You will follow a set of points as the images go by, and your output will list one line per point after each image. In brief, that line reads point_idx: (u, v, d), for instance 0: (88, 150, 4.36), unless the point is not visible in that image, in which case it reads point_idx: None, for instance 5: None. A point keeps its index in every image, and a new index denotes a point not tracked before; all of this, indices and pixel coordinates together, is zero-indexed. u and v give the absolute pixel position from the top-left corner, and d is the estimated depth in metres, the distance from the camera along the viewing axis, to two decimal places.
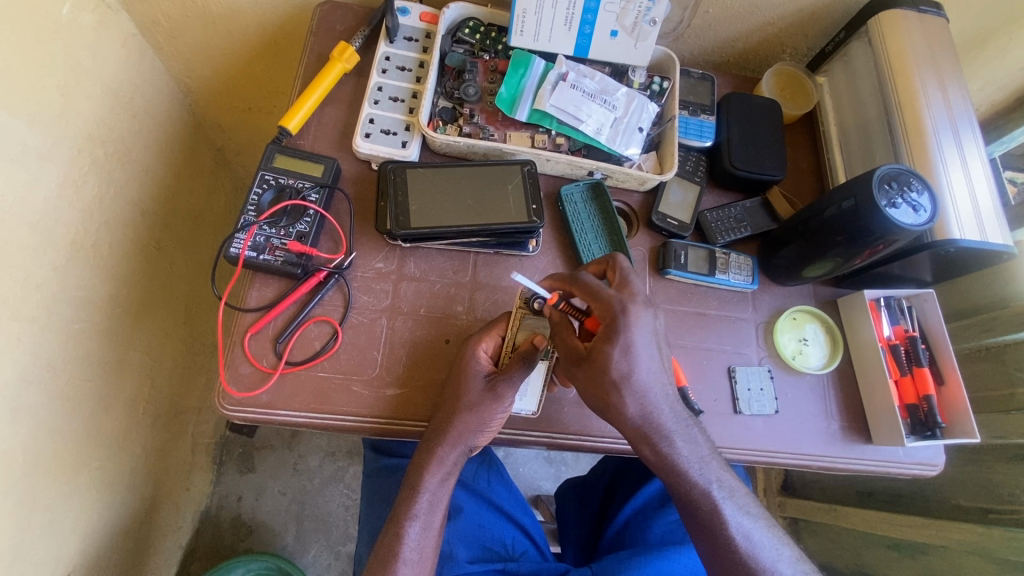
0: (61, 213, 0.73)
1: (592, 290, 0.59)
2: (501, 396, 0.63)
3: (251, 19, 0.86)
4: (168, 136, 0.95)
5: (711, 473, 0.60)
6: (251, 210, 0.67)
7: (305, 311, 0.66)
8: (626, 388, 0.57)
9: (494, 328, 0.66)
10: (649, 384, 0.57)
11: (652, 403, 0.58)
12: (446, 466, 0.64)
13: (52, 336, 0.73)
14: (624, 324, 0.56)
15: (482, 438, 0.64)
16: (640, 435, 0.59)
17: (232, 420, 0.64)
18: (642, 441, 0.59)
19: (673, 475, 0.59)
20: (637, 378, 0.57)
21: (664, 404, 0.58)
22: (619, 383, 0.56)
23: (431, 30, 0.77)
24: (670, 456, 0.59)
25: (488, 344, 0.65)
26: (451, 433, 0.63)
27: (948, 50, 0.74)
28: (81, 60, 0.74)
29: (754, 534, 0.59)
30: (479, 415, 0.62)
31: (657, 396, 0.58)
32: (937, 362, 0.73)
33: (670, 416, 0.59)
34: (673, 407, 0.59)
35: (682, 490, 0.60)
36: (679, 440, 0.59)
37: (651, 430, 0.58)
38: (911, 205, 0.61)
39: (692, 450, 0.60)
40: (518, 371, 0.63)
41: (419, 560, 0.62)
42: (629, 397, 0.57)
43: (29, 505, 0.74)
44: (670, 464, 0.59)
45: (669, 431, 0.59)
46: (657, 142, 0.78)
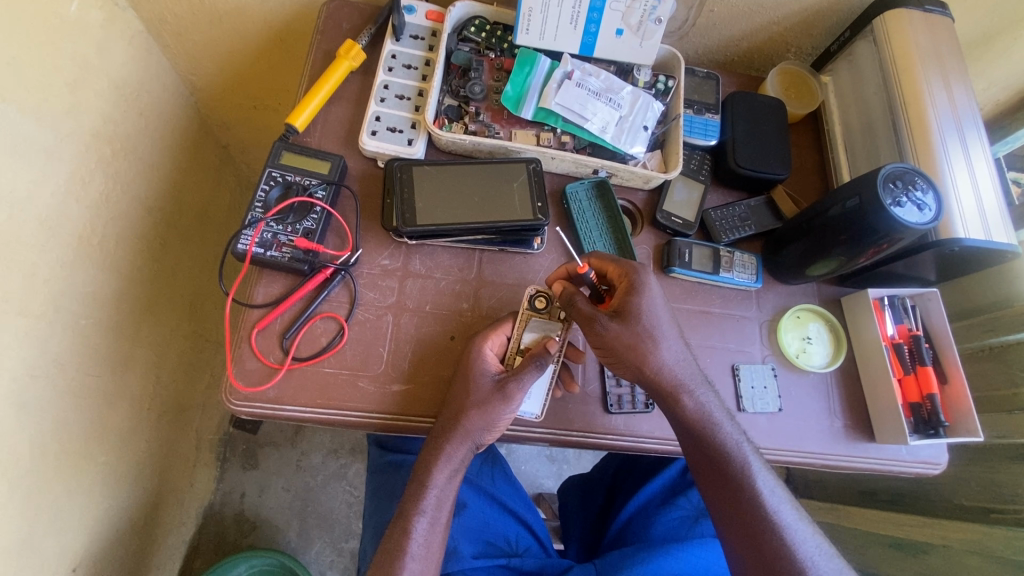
0: (68, 210, 0.74)
1: (609, 257, 0.65)
2: (510, 397, 0.62)
3: (257, 17, 0.86)
4: (174, 133, 0.95)
5: (731, 432, 0.61)
6: (258, 207, 0.68)
7: (312, 307, 0.67)
8: (657, 339, 0.60)
9: (500, 327, 0.66)
10: (663, 343, 0.61)
11: (672, 359, 0.61)
12: (454, 461, 0.63)
13: (59, 331, 0.74)
14: (641, 276, 0.62)
15: (489, 435, 0.64)
16: (660, 389, 0.61)
17: (239, 416, 0.64)
18: (674, 396, 0.61)
19: (690, 432, 0.61)
20: (654, 333, 0.60)
21: (678, 363, 0.61)
22: (649, 328, 0.60)
23: (437, 29, 0.78)
24: (690, 411, 0.61)
25: (494, 343, 0.66)
26: (455, 428, 0.62)
27: (953, 50, 0.74)
28: (87, 57, 0.74)
29: (773, 495, 0.60)
30: (489, 414, 0.62)
31: (676, 353, 0.61)
32: (940, 361, 0.74)
33: (686, 374, 0.61)
34: (689, 366, 0.62)
35: (703, 449, 0.61)
36: (702, 394, 0.61)
37: (670, 384, 0.60)
38: (916, 204, 0.61)
39: (712, 407, 0.61)
40: (529, 371, 0.63)
41: (425, 556, 0.62)
42: (660, 347, 0.60)
43: (36, 499, 0.74)
44: (687, 420, 0.61)
45: (688, 385, 0.61)
46: (662, 140, 0.78)
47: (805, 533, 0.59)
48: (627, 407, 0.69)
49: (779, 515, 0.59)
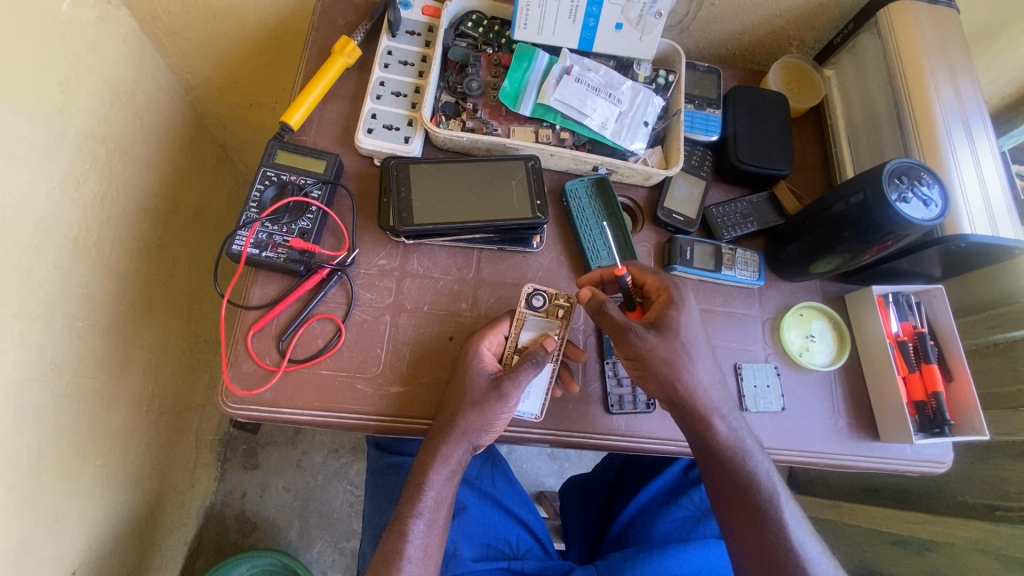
0: (63, 211, 0.73)
1: (648, 269, 0.66)
2: (505, 396, 0.61)
3: (251, 13, 0.85)
4: (170, 132, 0.95)
5: (762, 462, 0.62)
6: (253, 207, 0.67)
7: (308, 309, 0.66)
8: (692, 363, 0.61)
9: (498, 326, 0.66)
10: (700, 364, 0.61)
11: (706, 381, 0.61)
12: (451, 464, 0.62)
13: (55, 334, 0.73)
14: (680, 292, 0.62)
15: (486, 436, 0.63)
16: (692, 413, 0.61)
17: (236, 419, 0.64)
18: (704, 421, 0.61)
19: (721, 459, 0.61)
20: (690, 351, 0.61)
21: (711, 385, 0.62)
22: (686, 352, 0.61)
23: (433, 24, 0.76)
24: (722, 436, 0.61)
25: (491, 342, 0.65)
26: (452, 430, 0.61)
27: (959, 42, 0.73)
28: (80, 56, 0.73)
29: (797, 527, 0.61)
30: (484, 413, 0.61)
31: (710, 377, 0.62)
32: (945, 358, 0.73)
33: (719, 399, 0.62)
34: (720, 389, 0.63)
35: (732, 475, 0.61)
36: (731, 420, 0.62)
37: (704, 408, 0.61)
38: (922, 199, 0.60)
39: (742, 434, 0.62)
40: (525, 370, 0.61)
41: (424, 559, 0.61)
42: (695, 370, 0.61)
43: (34, 503, 0.74)
44: (719, 446, 0.61)
45: (720, 409, 0.62)
46: (663, 136, 0.77)
47: (825, 565, 0.60)
48: (628, 407, 0.68)
49: (802, 546, 0.60)
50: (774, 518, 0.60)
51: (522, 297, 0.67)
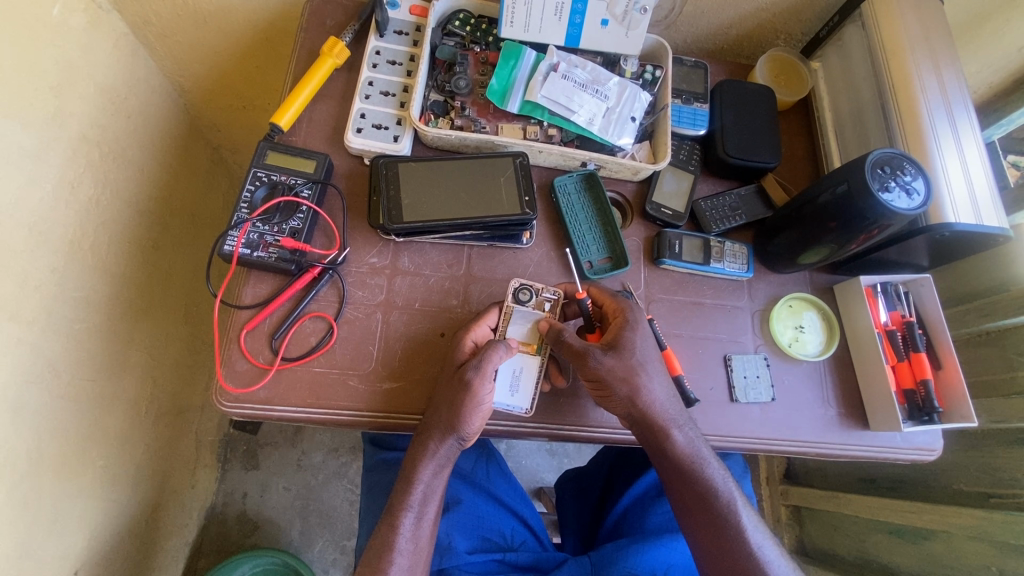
0: (57, 215, 0.73)
1: (608, 292, 0.67)
2: (473, 385, 0.60)
3: (241, 15, 0.85)
4: (163, 135, 0.95)
5: (717, 469, 0.64)
6: (244, 207, 0.67)
7: (300, 307, 0.66)
8: (648, 376, 0.62)
9: (487, 318, 0.67)
10: (654, 378, 0.63)
11: (662, 396, 0.63)
12: (439, 458, 0.63)
13: (52, 337, 0.74)
14: (632, 314, 0.64)
15: (471, 429, 0.62)
16: (649, 427, 0.63)
17: (231, 417, 0.64)
18: (660, 433, 0.63)
19: (679, 468, 0.63)
20: (646, 369, 0.62)
21: (666, 400, 0.63)
22: (642, 366, 0.62)
23: (421, 24, 0.77)
24: (679, 447, 0.63)
25: (477, 334, 0.66)
26: (439, 424, 0.62)
27: (943, 33, 0.74)
28: (72, 60, 0.74)
29: (755, 530, 0.63)
30: (458, 405, 0.60)
31: (665, 391, 0.63)
32: (934, 347, 0.73)
33: (674, 411, 0.63)
34: (675, 403, 0.64)
35: (691, 484, 0.63)
36: (686, 430, 0.64)
37: (661, 422, 0.62)
38: (905, 189, 0.61)
39: (698, 443, 0.64)
40: (491, 354, 0.62)
41: (414, 552, 0.62)
42: (650, 385, 0.62)
43: (35, 504, 0.75)
44: (676, 457, 0.63)
45: (676, 421, 0.63)
46: (650, 131, 0.78)
47: (783, 565, 0.63)
48: None
49: (762, 550, 0.62)
50: (734, 524, 0.62)
51: (510, 291, 0.68)
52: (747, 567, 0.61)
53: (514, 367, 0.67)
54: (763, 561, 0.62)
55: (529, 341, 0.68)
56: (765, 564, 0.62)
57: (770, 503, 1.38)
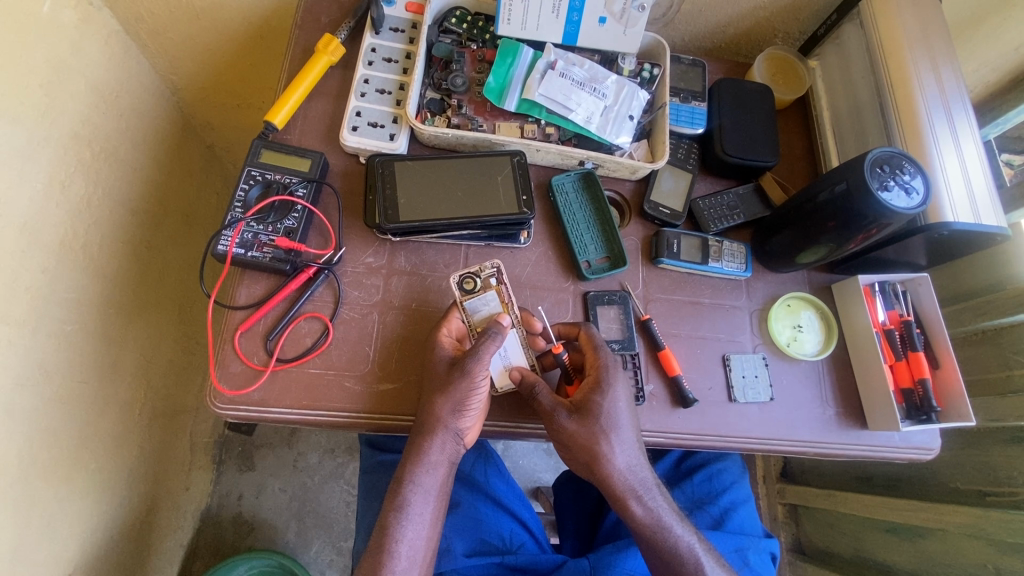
0: (48, 214, 0.72)
1: (591, 344, 0.65)
2: (469, 371, 0.60)
3: (235, 11, 0.85)
4: (156, 133, 0.94)
5: (684, 534, 0.64)
6: (238, 207, 0.66)
7: (295, 308, 0.66)
8: (613, 445, 0.62)
9: (450, 315, 0.66)
10: (619, 448, 0.62)
11: (626, 464, 0.62)
12: (429, 463, 0.62)
13: (43, 338, 0.73)
14: (603, 376, 0.63)
15: (466, 425, 0.63)
16: (612, 494, 0.63)
17: (225, 419, 0.63)
18: (625, 499, 0.63)
19: (642, 535, 0.64)
20: (611, 437, 0.62)
21: (631, 468, 0.63)
22: (606, 435, 0.61)
23: (417, 21, 0.76)
24: (640, 517, 0.64)
25: (450, 330, 0.65)
26: (431, 424, 0.61)
27: (941, 31, 0.73)
28: (62, 58, 0.73)
29: None
30: (452, 396, 0.60)
31: (632, 459, 0.63)
32: (932, 346, 0.73)
33: (638, 479, 0.63)
34: (640, 469, 0.63)
35: (656, 552, 0.64)
36: (651, 494, 0.64)
37: (622, 489, 0.63)
38: (904, 188, 0.61)
39: (661, 512, 0.64)
40: (485, 345, 0.61)
41: (411, 555, 0.61)
42: (614, 454, 0.62)
43: (27, 507, 0.74)
44: (638, 524, 0.64)
45: (637, 491, 0.63)
46: (648, 129, 0.77)
47: None
48: None
49: None
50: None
51: (454, 285, 0.67)
52: None
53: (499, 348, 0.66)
54: None
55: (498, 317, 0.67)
56: None
57: (767, 502, 1.38)
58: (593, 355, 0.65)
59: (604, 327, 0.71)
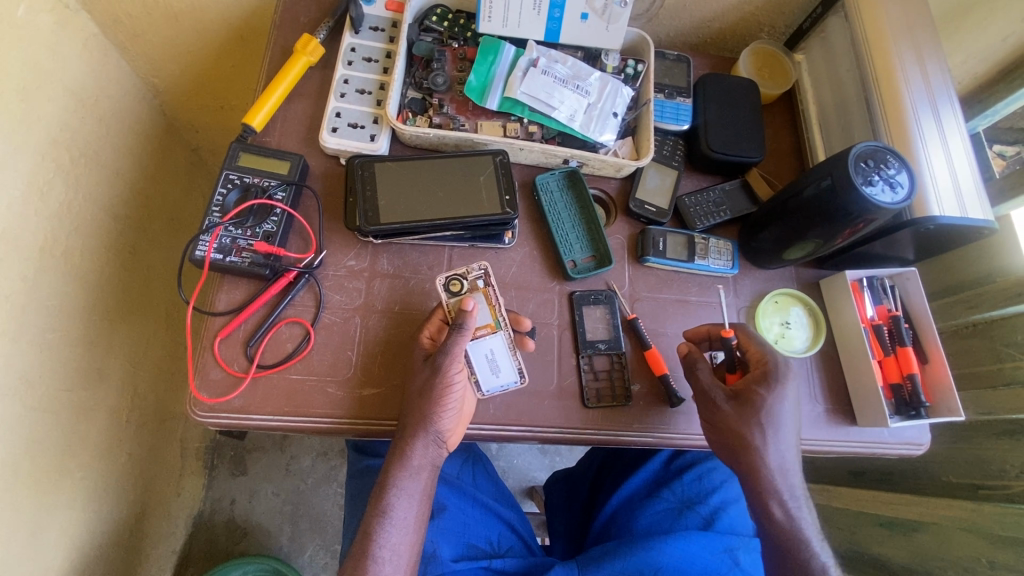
0: (27, 221, 0.71)
1: (754, 337, 0.66)
2: (443, 368, 0.60)
3: (214, 12, 0.83)
4: (138, 137, 0.93)
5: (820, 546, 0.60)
6: (216, 211, 0.65)
7: (276, 313, 0.65)
8: (768, 441, 0.61)
9: (433, 316, 0.65)
10: (773, 445, 0.61)
11: (778, 463, 0.62)
12: (413, 467, 0.62)
13: (24, 347, 0.72)
14: (783, 368, 0.63)
15: (450, 428, 0.63)
16: (755, 492, 0.62)
17: (206, 427, 0.63)
18: (770, 499, 0.61)
19: (779, 540, 0.61)
20: (768, 433, 0.61)
21: (784, 469, 0.62)
22: (766, 431, 0.61)
23: (397, 20, 0.75)
24: (779, 518, 0.61)
25: (432, 329, 0.65)
26: (413, 427, 0.61)
27: (926, 24, 0.73)
28: (39, 62, 0.72)
29: None
30: (431, 396, 0.60)
31: (788, 459, 0.62)
32: (921, 341, 0.73)
33: (783, 482, 0.62)
34: (789, 471, 0.62)
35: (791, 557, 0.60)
36: (799, 500, 0.62)
37: (767, 489, 0.61)
38: (888, 182, 0.60)
39: (801, 518, 0.61)
40: (453, 339, 0.61)
41: (393, 560, 0.60)
42: (771, 451, 0.61)
43: (11, 518, 0.73)
44: (777, 528, 0.61)
45: (779, 492, 0.61)
46: (633, 126, 0.76)
47: None
48: (605, 400, 0.68)
49: None
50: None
51: (439, 287, 0.66)
52: None
53: (486, 352, 0.66)
54: None
55: (486, 320, 0.67)
56: None
57: None
58: (755, 347, 0.65)
59: (590, 326, 0.71)
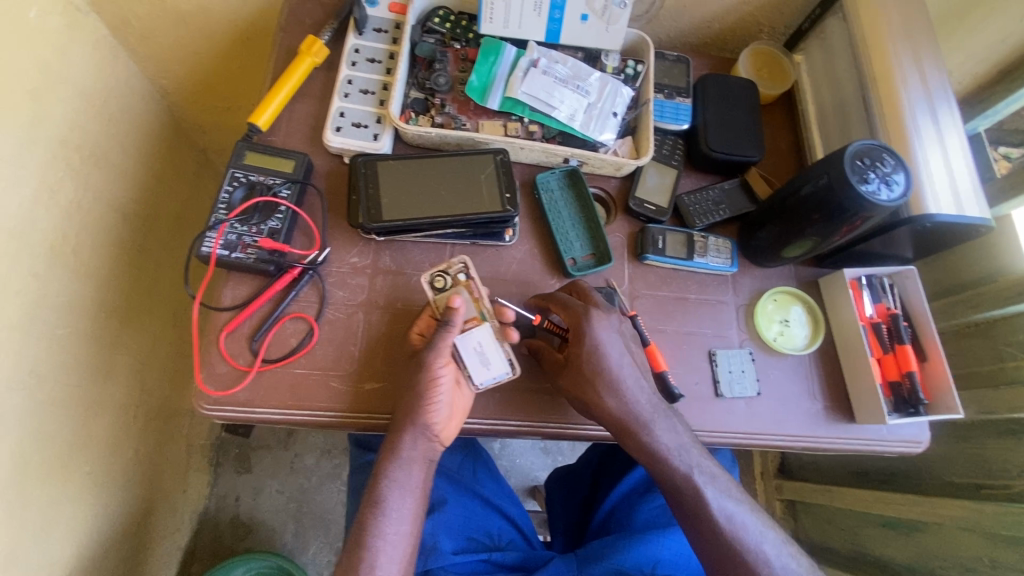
0: (38, 219, 0.73)
1: (562, 303, 0.65)
2: (429, 363, 0.62)
3: (222, 14, 0.85)
4: (146, 137, 0.95)
5: (698, 466, 0.64)
6: (222, 208, 0.67)
7: (280, 308, 0.66)
8: (609, 385, 0.63)
9: (424, 312, 0.66)
10: (616, 385, 0.63)
11: (633, 401, 0.63)
12: (403, 459, 0.62)
13: (35, 342, 0.73)
14: (588, 329, 0.62)
15: (439, 420, 0.63)
16: (625, 430, 0.64)
17: (212, 420, 0.64)
18: (627, 434, 0.64)
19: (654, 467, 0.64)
20: (613, 377, 0.63)
21: (643, 403, 0.63)
22: (601, 377, 0.62)
23: (400, 21, 0.77)
24: (649, 449, 0.63)
25: (422, 326, 0.66)
26: (405, 419, 0.62)
27: (924, 24, 0.73)
28: (51, 63, 0.73)
29: (752, 529, 0.62)
30: (419, 389, 0.61)
31: (639, 396, 0.63)
32: (919, 339, 0.73)
33: (651, 413, 0.64)
34: (652, 404, 0.64)
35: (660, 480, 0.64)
36: (663, 431, 0.63)
37: (635, 424, 0.63)
38: (885, 180, 0.61)
39: (671, 445, 0.63)
40: (440, 335, 0.62)
41: (388, 552, 0.60)
42: (608, 393, 0.63)
43: (21, 510, 0.74)
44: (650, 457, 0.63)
45: (647, 426, 0.63)
46: (633, 126, 0.77)
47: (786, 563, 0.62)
48: None
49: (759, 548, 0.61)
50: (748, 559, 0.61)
51: (425, 284, 0.67)
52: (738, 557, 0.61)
53: (475, 344, 0.66)
54: (761, 553, 0.61)
55: (471, 314, 0.67)
56: (756, 554, 0.61)
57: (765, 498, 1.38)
58: (594, 297, 0.65)
59: None
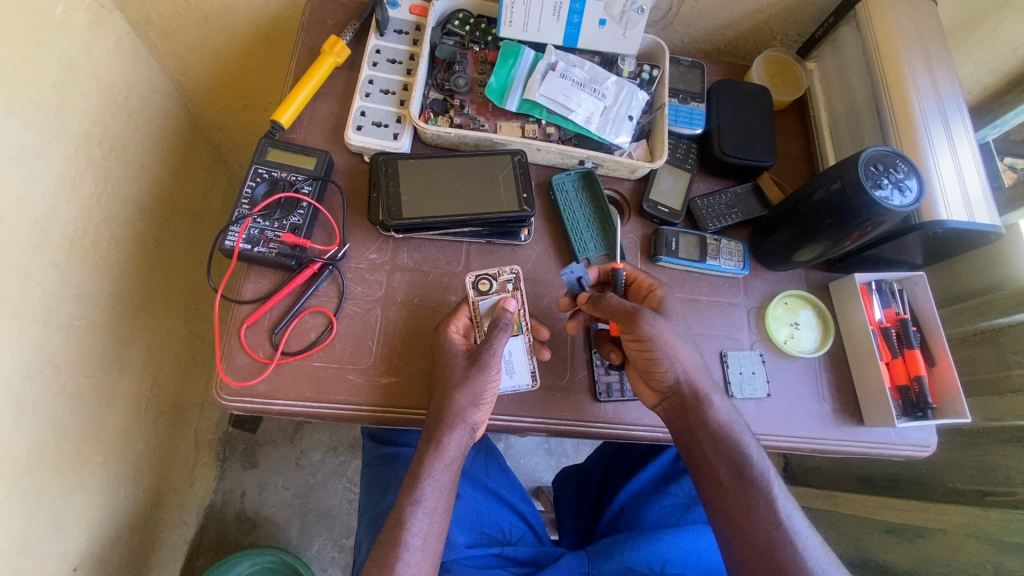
0: (60, 211, 0.74)
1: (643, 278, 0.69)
2: (485, 365, 0.62)
3: (243, 14, 0.86)
4: (165, 133, 0.96)
5: (751, 442, 0.63)
6: (245, 203, 0.68)
7: (300, 302, 0.67)
8: (682, 350, 0.63)
9: (459, 310, 0.67)
10: (690, 352, 0.64)
11: (698, 368, 0.64)
12: (447, 457, 0.63)
13: (53, 332, 0.74)
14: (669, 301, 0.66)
15: (481, 414, 0.64)
16: (685, 399, 0.63)
17: (231, 411, 0.65)
18: (693, 402, 0.63)
19: (716, 440, 0.63)
20: (682, 342, 0.64)
21: (703, 375, 0.64)
22: (678, 340, 0.63)
23: (421, 23, 0.78)
24: (711, 418, 0.63)
25: (458, 325, 0.66)
26: (447, 417, 0.62)
27: (936, 35, 0.75)
28: (75, 59, 0.75)
29: (789, 507, 0.61)
30: (470, 389, 0.62)
31: (700, 367, 0.64)
32: (928, 344, 0.74)
33: (708, 383, 0.64)
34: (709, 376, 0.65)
35: (724, 455, 0.62)
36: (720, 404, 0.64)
37: (694, 393, 0.63)
38: (897, 186, 0.62)
39: (729, 416, 0.64)
40: (496, 336, 0.63)
41: (422, 548, 0.61)
42: (683, 357, 0.63)
43: (35, 499, 0.75)
44: (713, 428, 0.63)
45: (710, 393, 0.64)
46: (648, 130, 0.78)
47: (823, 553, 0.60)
48: (616, 395, 0.70)
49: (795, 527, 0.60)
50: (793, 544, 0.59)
51: (470, 285, 0.68)
52: (791, 542, 0.59)
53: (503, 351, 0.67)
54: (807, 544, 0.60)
55: None
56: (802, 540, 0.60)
57: None
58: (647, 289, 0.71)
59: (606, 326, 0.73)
